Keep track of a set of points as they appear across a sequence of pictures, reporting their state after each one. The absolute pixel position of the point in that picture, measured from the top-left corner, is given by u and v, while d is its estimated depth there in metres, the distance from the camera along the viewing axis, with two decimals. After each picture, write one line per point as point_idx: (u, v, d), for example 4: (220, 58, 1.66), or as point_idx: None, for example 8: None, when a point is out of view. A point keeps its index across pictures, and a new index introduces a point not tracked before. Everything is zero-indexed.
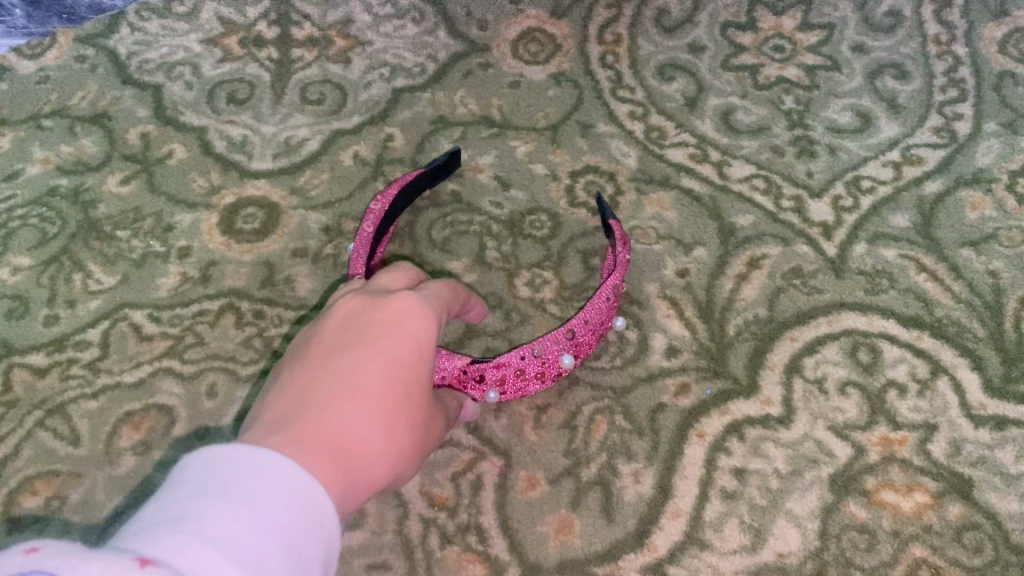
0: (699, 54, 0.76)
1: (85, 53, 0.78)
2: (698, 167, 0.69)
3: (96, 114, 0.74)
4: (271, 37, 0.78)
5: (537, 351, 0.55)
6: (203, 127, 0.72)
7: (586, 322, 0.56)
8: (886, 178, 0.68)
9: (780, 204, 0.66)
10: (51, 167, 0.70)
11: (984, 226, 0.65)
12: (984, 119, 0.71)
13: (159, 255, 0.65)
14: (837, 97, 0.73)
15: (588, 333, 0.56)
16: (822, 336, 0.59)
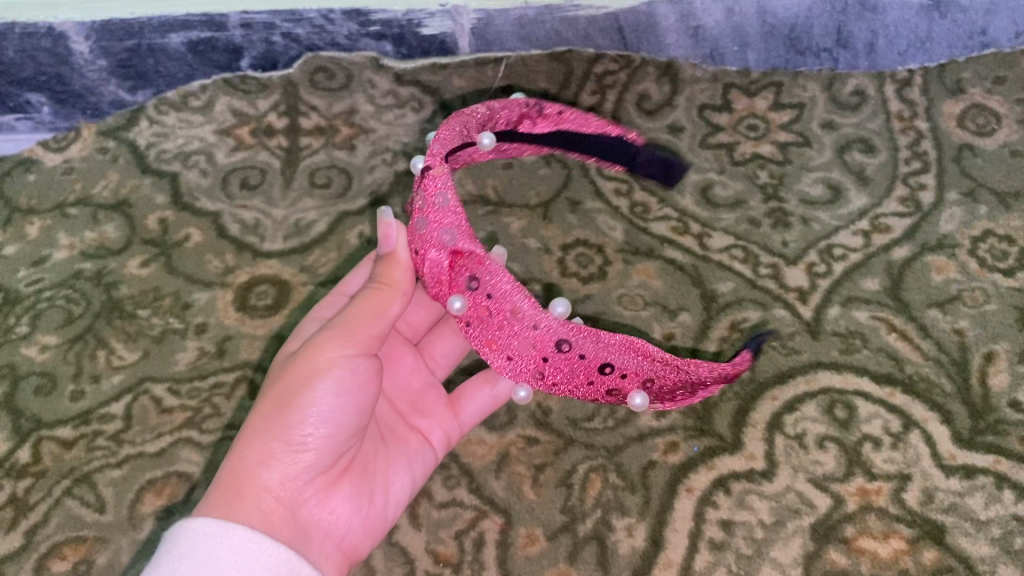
0: (679, 134, 0.82)
1: (107, 146, 0.83)
2: (680, 239, 0.74)
3: (117, 201, 0.79)
4: (281, 127, 0.84)
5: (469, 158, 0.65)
6: (218, 212, 0.78)
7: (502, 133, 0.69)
8: (856, 246, 0.73)
9: (758, 271, 0.71)
10: (76, 252, 0.75)
11: (949, 288, 0.69)
12: (946, 189, 0.77)
13: (177, 331, 0.69)
14: (808, 171, 0.79)
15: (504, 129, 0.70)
16: (801, 394, 0.63)
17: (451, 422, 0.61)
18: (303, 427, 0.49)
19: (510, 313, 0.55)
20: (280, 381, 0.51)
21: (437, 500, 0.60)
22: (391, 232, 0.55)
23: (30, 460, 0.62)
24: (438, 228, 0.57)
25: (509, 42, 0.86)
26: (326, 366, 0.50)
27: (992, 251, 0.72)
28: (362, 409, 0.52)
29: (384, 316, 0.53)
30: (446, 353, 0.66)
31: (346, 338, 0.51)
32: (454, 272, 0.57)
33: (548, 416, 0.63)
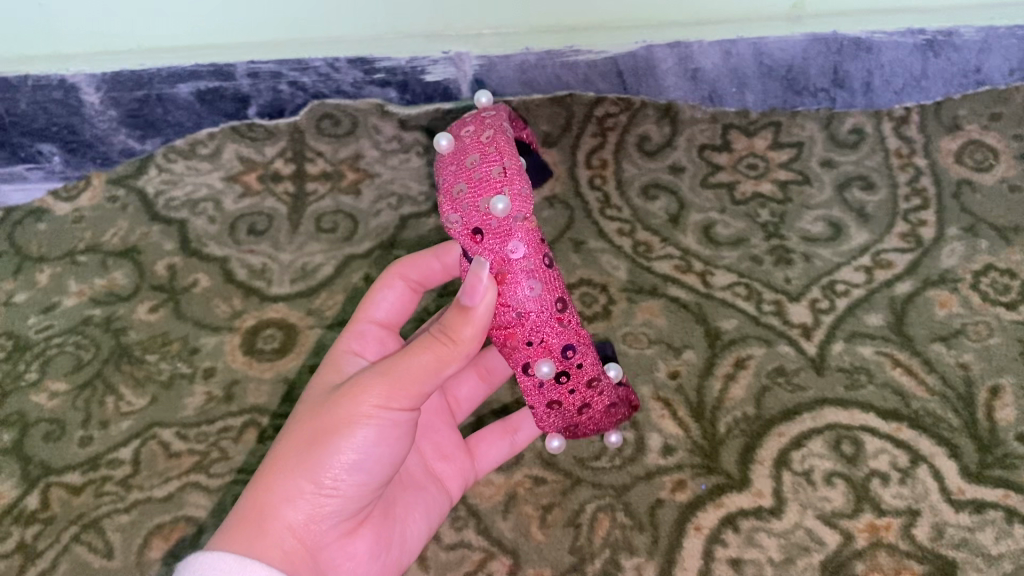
0: (679, 174, 0.83)
1: (116, 194, 0.84)
2: (683, 277, 0.74)
3: (126, 248, 0.80)
4: (288, 173, 0.85)
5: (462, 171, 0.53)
6: (226, 257, 0.79)
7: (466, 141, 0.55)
8: (859, 281, 0.73)
9: (761, 308, 0.72)
10: (85, 298, 0.76)
11: (952, 322, 0.70)
12: (946, 224, 0.77)
13: (186, 376, 0.70)
14: (809, 208, 0.79)
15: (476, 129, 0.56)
16: (807, 430, 0.63)
17: (468, 469, 0.61)
18: (336, 473, 0.48)
19: (587, 379, 0.54)
20: (320, 417, 0.50)
21: (445, 542, 0.59)
22: (483, 276, 0.50)
23: (38, 506, 0.62)
24: (545, 295, 0.52)
25: (512, 86, 0.88)
26: (369, 415, 0.49)
27: (994, 285, 0.72)
28: (395, 458, 0.51)
29: (439, 376, 0.50)
30: (468, 397, 0.65)
31: (395, 392, 0.49)
32: (546, 339, 0.52)
33: (556, 455, 0.63)
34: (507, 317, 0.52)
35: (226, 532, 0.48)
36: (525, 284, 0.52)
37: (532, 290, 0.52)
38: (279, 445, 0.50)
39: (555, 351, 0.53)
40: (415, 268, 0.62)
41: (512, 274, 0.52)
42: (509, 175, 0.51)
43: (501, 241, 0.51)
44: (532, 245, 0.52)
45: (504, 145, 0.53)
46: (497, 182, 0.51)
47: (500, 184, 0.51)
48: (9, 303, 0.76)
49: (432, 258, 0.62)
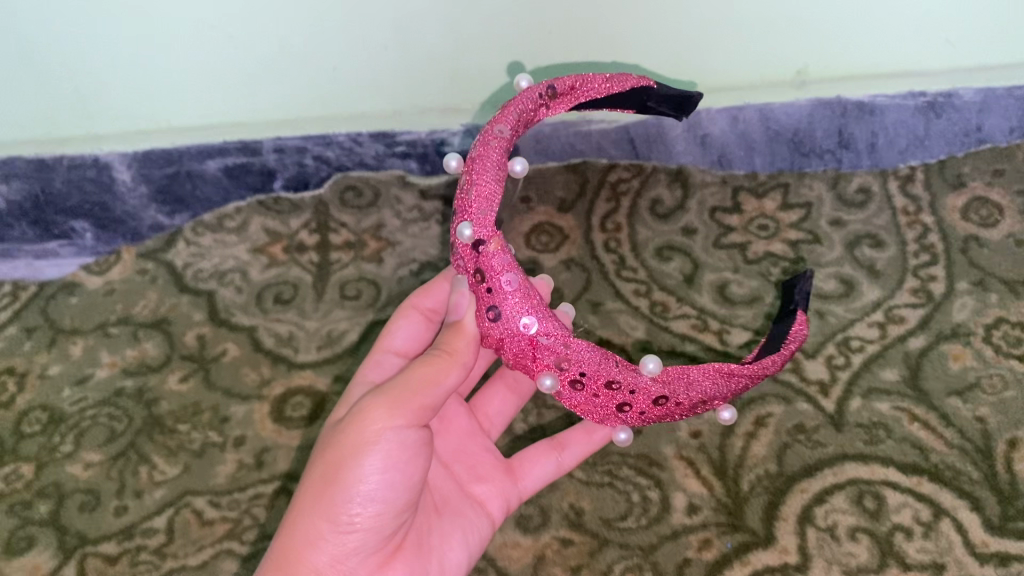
0: (692, 236, 0.85)
1: (146, 267, 0.87)
2: (701, 336, 0.76)
3: (156, 320, 0.82)
4: (312, 243, 0.87)
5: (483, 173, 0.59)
6: (253, 327, 0.81)
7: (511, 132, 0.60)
8: (872, 337, 0.75)
9: (779, 366, 0.73)
10: (117, 370, 0.78)
11: (967, 376, 0.71)
12: (956, 279, 0.79)
13: (216, 444, 0.71)
14: (820, 267, 0.82)
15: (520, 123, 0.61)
16: (829, 486, 0.64)
17: (512, 488, 0.62)
18: (353, 508, 0.50)
19: (603, 381, 0.56)
20: (326, 452, 0.51)
21: None
22: (463, 300, 0.57)
23: None
24: (514, 317, 0.55)
25: (528, 153, 0.91)
26: (373, 441, 0.49)
27: (1005, 338, 0.74)
28: (415, 479, 0.52)
29: (440, 389, 0.51)
30: (500, 413, 0.68)
31: (395, 410, 0.49)
32: (534, 352, 0.55)
33: (582, 517, 0.64)
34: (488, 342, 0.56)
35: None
36: (494, 307, 0.55)
37: (497, 314, 0.55)
38: (298, 492, 0.52)
39: (548, 364, 0.56)
40: (430, 298, 0.66)
41: (482, 300, 0.56)
42: (475, 203, 0.57)
43: (474, 266, 0.56)
44: (499, 266, 0.55)
45: (485, 161, 0.58)
46: (468, 211, 0.57)
47: (471, 210, 0.57)
48: (44, 376, 0.78)
49: (444, 283, 0.66)
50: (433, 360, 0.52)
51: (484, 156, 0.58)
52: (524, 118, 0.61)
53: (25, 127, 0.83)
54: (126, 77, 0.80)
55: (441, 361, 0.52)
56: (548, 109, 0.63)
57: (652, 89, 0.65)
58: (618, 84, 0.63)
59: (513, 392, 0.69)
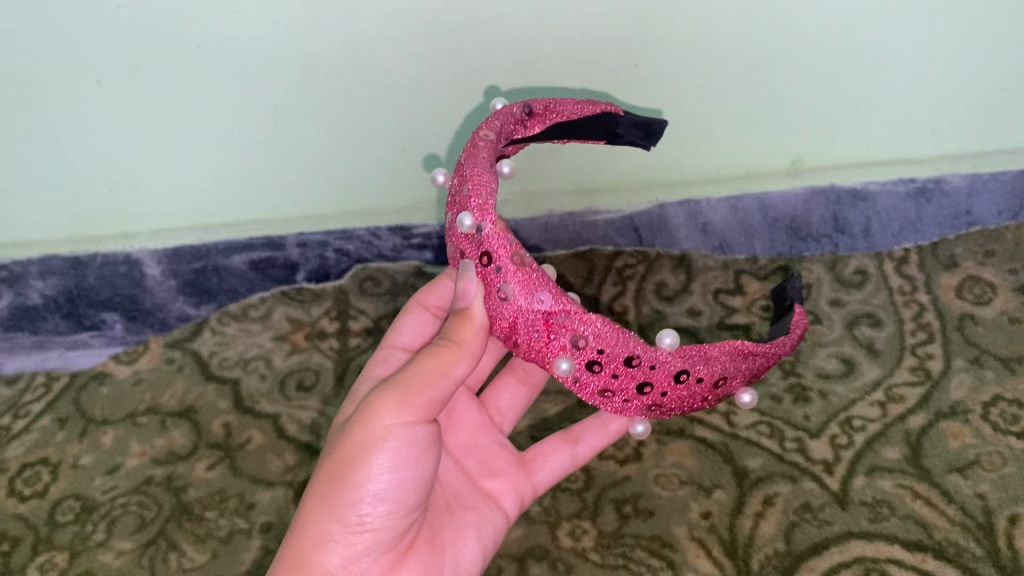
0: (697, 317, 0.89)
1: (173, 356, 0.91)
2: (708, 416, 0.79)
3: (184, 408, 0.85)
4: (332, 330, 0.91)
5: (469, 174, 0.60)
6: (277, 413, 0.84)
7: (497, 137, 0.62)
8: (874, 416, 0.78)
9: (784, 446, 0.76)
10: (146, 458, 0.81)
11: (966, 453, 0.73)
12: (953, 356, 0.82)
13: (243, 531, 0.74)
14: (822, 346, 0.85)
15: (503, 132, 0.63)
16: (836, 564, 0.67)
17: (525, 484, 0.66)
18: (362, 508, 0.52)
19: (622, 358, 0.57)
20: (335, 451, 0.53)
21: None
22: (471, 286, 0.56)
23: None
24: (528, 297, 0.56)
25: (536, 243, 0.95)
26: (380, 441, 0.52)
27: (1003, 414, 0.76)
28: (422, 473, 0.54)
29: (446, 382, 0.53)
30: (510, 405, 0.72)
31: (402, 408, 0.52)
32: (549, 332, 0.57)
33: None
34: (501, 325, 0.58)
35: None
36: (505, 288, 0.56)
37: (509, 293, 0.56)
38: (309, 490, 0.54)
39: (566, 346, 0.57)
40: (435, 294, 0.70)
41: (490, 284, 0.56)
42: (476, 189, 0.57)
43: (479, 252, 0.57)
44: (505, 248, 0.56)
45: (477, 155, 0.59)
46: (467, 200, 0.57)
47: (469, 199, 0.57)
48: (77, 465, 0.81)
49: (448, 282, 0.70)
50: (437, 352, 0.53)
51: (475, 154, 0.59)
52: (507, 129, 0.63)
53: (60, 227, 0.89)
54: (154, 168, 0.86)
55: (446, 353, 0.53)
56: (525, 127, 0.65)
57: (619, 117, 0.68)
58: (590, 105, 0.66)
59: (523, 383, 0.73)
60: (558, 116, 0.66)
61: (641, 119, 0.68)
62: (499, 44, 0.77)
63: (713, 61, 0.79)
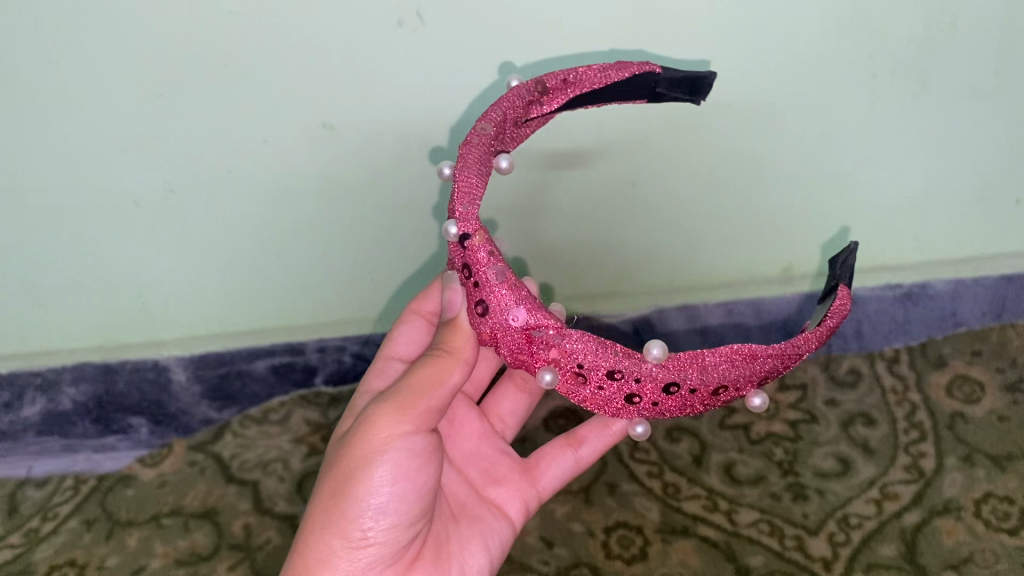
0: (699, 417, 0.92)
1: (196, 458, 0.94)
2: (711, 515, 0.82)
3: (205, 509, 0.89)
4: None
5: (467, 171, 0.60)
6: (295, 515, 0.87)
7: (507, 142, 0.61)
8: (870, 513, 0.81)
9: (784, 543, 0.79)
10: (170, 559, 0.85)
11: (960, 550, 0.77)
12: (945, 455, 0.85)
13: None
14: (819, 445, 0.88)
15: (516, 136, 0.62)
16: None
17: (529, 490, 0.72)
18: (368, 518, 0.57)
19: (605, 372, 0.57)
20: (338, 465, 0.58)
21: None
22: (456, 298, 0.59)
23: None
24: (505, 311, 0.56)
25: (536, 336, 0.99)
26: (381, 452, 0.57)
27: (995, 511, 0.80)
28: (422, 482, 0.59)
29: (440, 393, 0.58)
30: (511, 411, 0.80)
31: (400, 420, 0.57)
32: (528, 344, 0.57)
33: None
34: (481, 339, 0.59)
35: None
36: (483, 304, 0.57)
37: (486, 309, 0.57)
38: (314, 502, 0.59)
39: (546, 358, 0.57)
40: (428, 301, 0.75)
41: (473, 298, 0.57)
42: (458, 198, 0.57)
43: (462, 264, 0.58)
44: (485, 260, 0.56)
45: (467, 156, 0.57)
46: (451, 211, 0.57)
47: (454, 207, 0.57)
48: (102, 567, 0.85)
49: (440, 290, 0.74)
50: (431, 362, 0.58)
51: (469, 152, 0.58)
52: (516, 111, 0.60)
53: (90, 338, 0.94)
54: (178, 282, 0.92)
55: (441, 364, 0.58)
56: (542, 104, 0.61)
57: (655, 75, 0.62)
58: (619, 69, 0.61)
59: (521, 390, 0.80)
60: (584, 86, 0.61)
61: (682, 76, 0.62)
62: (507, 67, 0.76)
63: (698, 191, 0.87)
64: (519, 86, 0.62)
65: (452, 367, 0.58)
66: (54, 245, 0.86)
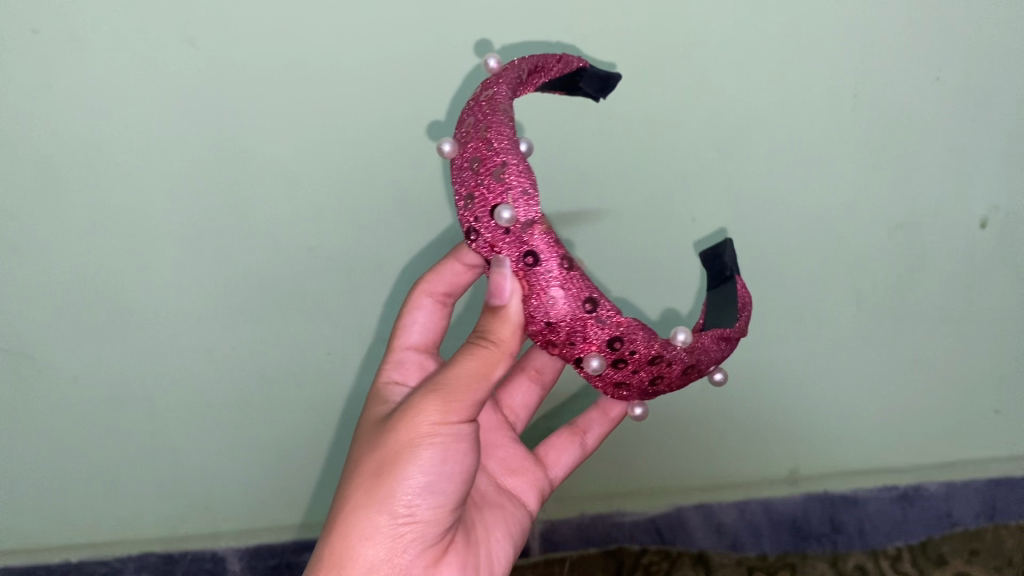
0: None
1: None
2: None
3: None
4: None
5: (465, 164, 0.56)
6: None
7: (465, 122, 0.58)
8: None
9: None
10: None
11: None
12: None
13: None
14: None
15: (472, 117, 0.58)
16: None
17: (544, 480, 0.79)
18: (410, 501, 0.56)
19: (646, 357, 0.59)
20: (380, 446, 0.57)
21: None
22: (505, 282, 0.55)
23: None
24: (575, 300, 0.56)
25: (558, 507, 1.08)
26: (427, 440, 0.55)
27: None
28: (464, 470, 0.58)
29: (492, 381, 0.56)
30: (523, 404, 0.84)
31: (448, 405, 0.55)
32: (585, 328, 0.57)
33: None
34: (540, 325, 0.57)
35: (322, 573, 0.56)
36: (550, 290, 0.55)
37: (557, 295, 0.55)
38: (350, 484, 0.57)
39: (600, 346, 0.57)
40: (440, 283, 0.74)
41: (535, 284, 0.55)
42: (511, 178, 0.54)
43: (519, 248, 0.55)
44: (551, 246, 0.55)
45: (503, 142, 0.55)
46: (498, 192, 0.54)
47: (505, 189, 0.54)
48: None
49: (454, 264, 0.73)
50: (483, 350, 0.56)
51: (498, 133, 0.55)
52: (513, 91, 0.60)
53: (155, 528, 1.05)
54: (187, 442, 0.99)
55: (492, 352, 0.56)
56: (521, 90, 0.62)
57: (586, 72, 0.67)
58: (565, 64, 0.65)
59: (534, 382, 0.85)
60: (550, 74, 0.64)
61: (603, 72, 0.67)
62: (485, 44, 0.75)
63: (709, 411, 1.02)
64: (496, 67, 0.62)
65: (505, 353, 0.56)
66: (100, 429, 0.96)
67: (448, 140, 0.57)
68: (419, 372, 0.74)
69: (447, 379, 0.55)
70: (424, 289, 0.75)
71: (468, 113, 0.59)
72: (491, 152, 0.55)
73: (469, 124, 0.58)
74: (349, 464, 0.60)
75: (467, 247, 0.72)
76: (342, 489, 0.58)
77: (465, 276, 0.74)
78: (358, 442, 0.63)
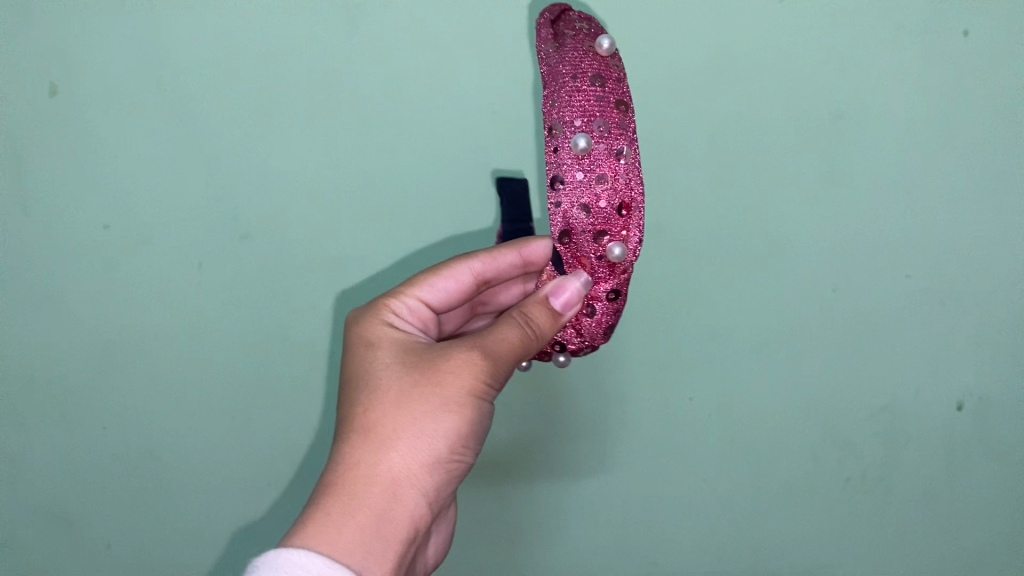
0: None
1: None
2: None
3: None
4: None
5: (563, 105, 0.64)
6: None
7: (560, 115, 0.64)
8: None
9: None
10: None
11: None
12: None
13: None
14: None
15: (566, 118, 0.64)
16: None
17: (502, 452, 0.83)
18: (441, 449, 0.59)
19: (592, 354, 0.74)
20: (425, 381, 0.60)
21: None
22: (572, 294, 0.65)
23: None
24: (604, 319, 0.70)
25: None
26: (472, 397, 0.60)
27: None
28: (484, 425, 0.62)
29: (522, 358, 0.64)
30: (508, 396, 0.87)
31: (494, 372, 0.61)
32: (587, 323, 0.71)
33: None
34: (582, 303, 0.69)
35: (332, 494, 0.57)
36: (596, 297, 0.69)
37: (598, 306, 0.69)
38: (385, 408, 0.59)
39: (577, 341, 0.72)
40: (491, 268, 0.75)
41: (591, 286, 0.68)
42: (627, 228, 0.66)
43: (595, 258, 0.67)
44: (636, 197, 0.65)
45: (635, 173, 0.65)
46: (626, 196, 0.65)
47: (588, 131, 0.64)
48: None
49: (510, 254, 0.75)
50: (525, 330, 0.64)
51: (631, 161, 0.64)
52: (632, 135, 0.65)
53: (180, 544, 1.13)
54: (165, 480, 1.10)
55: (531, 336, 0.64)
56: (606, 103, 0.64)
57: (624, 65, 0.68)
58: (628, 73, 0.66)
59: None
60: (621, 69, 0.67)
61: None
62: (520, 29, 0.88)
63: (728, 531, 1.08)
64: (608, 46, 0.64)
65: (540, 340, 0.65)
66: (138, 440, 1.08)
67: (580, 136, 0.63)
68: (420, 324, 0.70)
69: (496, 348, 0.62)
70: (474, 266, 0.74)
71: (599, 128, 0.64)
72: (595, 111, 0.64)
73: (569, 107, 0.64)
74: (379, 390, 0.61)
75: (538, 246, 0.76)
76: (378, 410, 0.59)
77: (512, 266, 0.76)
78: (372, 371, 0.63)
